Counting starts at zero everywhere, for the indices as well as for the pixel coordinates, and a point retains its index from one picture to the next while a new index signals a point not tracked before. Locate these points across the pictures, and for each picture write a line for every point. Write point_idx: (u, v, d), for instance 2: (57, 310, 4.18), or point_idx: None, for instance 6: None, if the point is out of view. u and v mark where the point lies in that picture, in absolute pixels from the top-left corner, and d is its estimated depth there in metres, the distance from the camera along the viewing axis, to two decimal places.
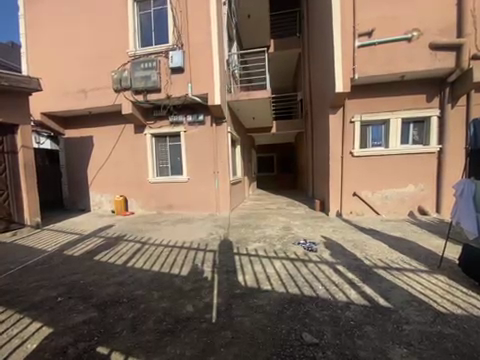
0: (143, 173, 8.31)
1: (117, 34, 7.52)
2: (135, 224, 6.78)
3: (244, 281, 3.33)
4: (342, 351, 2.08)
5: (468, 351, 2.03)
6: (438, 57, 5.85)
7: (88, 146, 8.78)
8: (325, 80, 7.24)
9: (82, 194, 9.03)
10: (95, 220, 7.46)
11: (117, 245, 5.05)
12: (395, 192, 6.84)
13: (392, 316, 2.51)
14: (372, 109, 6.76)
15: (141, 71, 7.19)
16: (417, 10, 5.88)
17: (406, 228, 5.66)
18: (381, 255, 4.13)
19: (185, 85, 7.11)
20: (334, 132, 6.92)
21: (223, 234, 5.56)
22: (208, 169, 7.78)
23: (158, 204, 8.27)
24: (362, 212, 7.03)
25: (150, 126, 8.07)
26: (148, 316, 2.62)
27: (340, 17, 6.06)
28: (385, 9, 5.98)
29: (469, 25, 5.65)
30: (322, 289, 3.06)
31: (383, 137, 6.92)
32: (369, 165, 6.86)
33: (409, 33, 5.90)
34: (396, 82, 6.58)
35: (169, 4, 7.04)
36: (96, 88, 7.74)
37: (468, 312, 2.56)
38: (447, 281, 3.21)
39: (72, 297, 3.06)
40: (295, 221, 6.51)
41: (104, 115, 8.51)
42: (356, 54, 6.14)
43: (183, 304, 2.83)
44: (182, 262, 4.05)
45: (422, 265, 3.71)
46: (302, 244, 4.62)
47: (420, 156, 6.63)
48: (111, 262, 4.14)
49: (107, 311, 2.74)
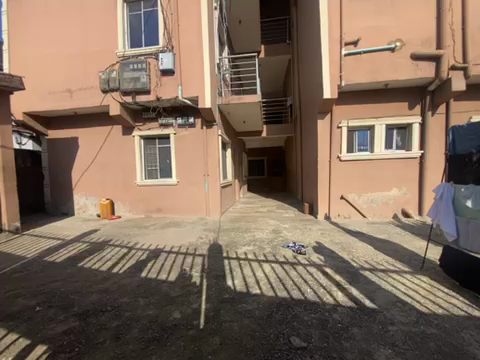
0: (130, 176, 8.10)
1: (105, 35, 7.37)
2: (122, 228, 6.57)
3: (232, 286, 3.30)
4: (330, 353, 2.10)
5: (449, 350, 2.11)
6: (419, 68, 6.17)
7: (72, 148, 8.48)
8: (314, 86, 7.44)
9: (66, 197, 8.66)
10: (79, 224, 7.17)
11: (102, 250, 4.87)
12: (380, 195, 7.07)
13: (378, 317, 2.58)
14: (358, 115, 7.00)
15: (129, 72, 7.06)
16: (400, 22, 6.19)
17: (391, 230, 5.85)
18: (367, 257, 4.24)
19: (175, 87, 7.06)
20: (322, 137, 7.10)
21: (213, 238, 5.51)
22: (198, 172, 7.72)
23: (146, 207, 8.08)
24: (350, 215, 7.20)
25: (139, 128, 7.94)
26: (132, 325, 2.53)
27: (327, 27, 6.31)
28: (370, 21, 6.27)
29: (448, 38, 6.01)
30: (310, 292, 3.09)
31: (369, 141, 7.16)
32: (356, 170, 7.07)
33: (392, 43, 6.19)
34: (381, 90, 6.88)
35: (159, 6, 7.01)
36: (83, 88, 7.53)
37: (449, 311, 2.67)
38: (430, 282, 3.33)
39: (52, 306, 2.90)
40: (285, 225, 6.56)
41: (91, 115, 8.27)
42: (343, 62, 6.37)
43: (170, 310, 2.75)
44: (170, 267, 3.95)
45: (406, 266, 3.84)
46: (291, 247, 4.67)
47: (404, 161, 6.90)
48: (96, 268, 3.98)
49: (89, 320, 2.62)
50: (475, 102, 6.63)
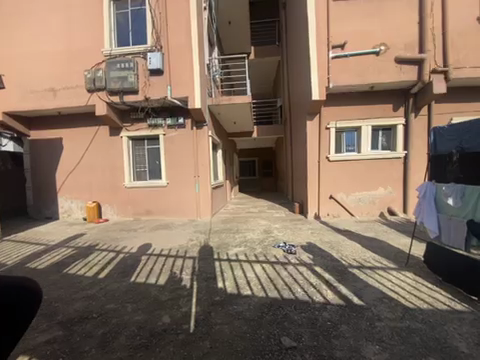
0: (118, 178, 7.90)
1: (91, 32, 7.16)
2: (109, 232, 6.38)
3: (223, 288, 3.27)
4: (320, 352, 2.13)
5: (433, 344, 2.19)
6: (402, 71, 6.42)
7: (56, 150, 8.16)
8: (303, 88, 7.56)
9: (50, 201, 8.31)
10: (63, 229, 6.89)
11: (88, 255, 4.70)
12: (367, 195, 7.27)
13: (365, 314, 2.64)
14: (345, 116, 7.18)
15: (116, 71, 6.88)
16: (384, 26, 6.42)
17: (378, 228, 6.02)
18: (356, 255, 4.33)
19: (164, 87, 6.95)
20: (311, 137, 7.22)
21: (204, 239, 5.46)
22: (188, 173, 7.64)
23: (134, 209, 7.89)
24: (338, 214, 7.36)
25: (127, 129, 7.76)
26: (120, 331, 2.45)
27: (315, 30, 6.45)
28: (356, 25, 6.46)
29: (429, 42, 6.27)
30: (301, 291, 3.12)
31: (356, 142, 7.35)
32: (344, 169, 7.25)
33: (377, 47, 6.40)
34: (367, 92, 7.07)
35: (147, 5, 6.90)
36: (67, 87, 7.27)
37: (433, 306, 2.77)
38: (414, 277, 3.46)
39: (34, 315, 2.77)
40: (276, 224, 6.61)
41: (76, 116, 8.00)
42: (330, 64, 6.52)
43: (159, 315, 2.69)
44: (159, 271, 3.87)
45: (392, 263, 3.97)
46: (282, 247, 4.71)
47: (389, 161, 7.13)
48: (81, 274, 3.84)
49: (74, 328, 2.52)
50: (455, 104, 6.96)
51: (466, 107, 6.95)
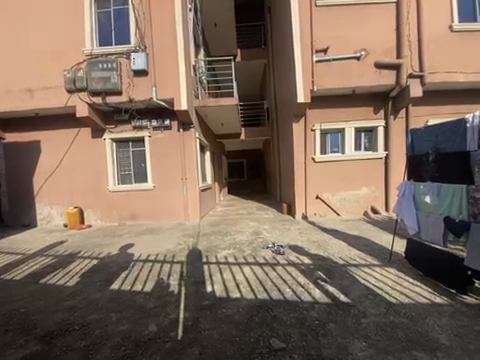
0: (102, 181, 7.61)
1: (71, 31, 6.87)
2: (92, 238, 6.11)
3: (212, 291, 3.24)
4: (308, 351, 2.16)
5: (415, 337, 2.28)
6: (381, 75, 6.73)
7: (34, 153, 7.72)
8: (288, 91, 7.71)
9: (27, 207, 7.83)
10: (42, 236, 6.51)
11: (69, 263, 4.46)
12: (352, 194, 7.52)
13: (352, 311, 2.71)
14: (330, 118, 7.40)
15: (98, 71, 6.65)
16: (364, 33, 6.71)
17: (362, 226, 6.23)
18: (342, 253, 4.45)
19: (149, 89, 6.81)
20: (298, 139, 7.38)
21: (192, 243, 5.38)
22: (175, 175, 7.51)
23: (119, 214, 7.63)
24: (325, 214, 7.55)
25: (110, 130, 7.50)
26: (103, 343, 2.35)
27: (299, 35, 6.63)
28: (337, 30, 6.71)
29: (406, 48, 6.61)
30: (289, 291, 3.16)
31: (340, 143, 7.58)
32: (329, 170, 7.46)
33: (358, 52, 6.66)
34: (349, 95, 7.34)
35: (130, 4, 6.75)
36: (45, 88, 6.92)
37: (414, 300, 2.90)
38: (397, 273, 3.61)
39: (9, 330, 2.58)
40: (265, 225, 6.65)
41: (55, 117, 7.63)
42: (314, 68, 6.71)
43: (145, 323, 2.61)
44: (146, 277, 3.75)
45: (376, 260, 4.12)
46: (270, 248, 4.74)
47: (371, 162, 7.42)
48: (62, 284, 3.64)
49: (54, 342, 2.37)
50: (430, 106, 7.39)
51: (441, 109, 7.39)
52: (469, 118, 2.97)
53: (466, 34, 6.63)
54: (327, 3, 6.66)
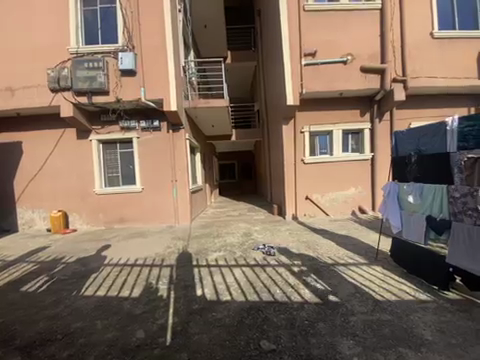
0: (88, 184, 7.36)
1: (55, 29, 6.63)
2: (77, 243, 5.89)
3: (202, 294, 3.20)
4: (298, 352, 2.17)
5: (400, 334, 2.35)
6: (367, 79, 6.95)
7: (14, 154, 7.36)
8: (278, 93, 7.81)
9: (7, 212, 7.45)
10: (23, 242, 6.21)
11: (53, 270, 4.27)
12: (340, 195, 7.69)
13: (340, 310, 2.76)
14: (318, 121, 7.56)
15: (84, 70, 6.44)
16: (351, 38, 6.92)
17: (350, 226, 6.38)
18: (330, 253, 4.53)
19: (137, 89, 6.68)
20: (287, 141, 7.49)
21: (182, 246, 5.31)
22: (165, 177, 7.39)
23: (106, 217, 7.40)
24: (314, 214, 7.68)
25: (97, 131, 7.29)
26: (88, 352, 2.26)
27: (288, 39, 6.76)
28: (325, 35, 6.87)
29: (390, 54, 6.87)
30: (279, 292, 3.17)
31: (329, 145, 7.76)
32: (318, 171, 7.60)
33: (344, 57, 6.85)
34: (337, 98, 7.53)
35: (118, 3, 6.61)
36: (26, 87, 6.62)
37: (399, 297, 3.00)
38: (383, 271, 3.71)
39: None
40: (256, 227, 6.67)
41: (38, 117, 7.32)
42: (303, 72, 6.85)
43: (133, 330, 2.53)
44: (134, 282, 3.65)
45: (363, 259, 4.22)
46: (261, 249, 4.75)
47: (358, 163, 7.64)
48: (43, 291, 3.47)
49: (34, 354, 2.25)
50: (413, 110, 7.71)
51: (423, 113, 7.73)
52: (449, 121, 3.09)
53: (444, 41, 6.98)
54: (315, 8, 6.82)
